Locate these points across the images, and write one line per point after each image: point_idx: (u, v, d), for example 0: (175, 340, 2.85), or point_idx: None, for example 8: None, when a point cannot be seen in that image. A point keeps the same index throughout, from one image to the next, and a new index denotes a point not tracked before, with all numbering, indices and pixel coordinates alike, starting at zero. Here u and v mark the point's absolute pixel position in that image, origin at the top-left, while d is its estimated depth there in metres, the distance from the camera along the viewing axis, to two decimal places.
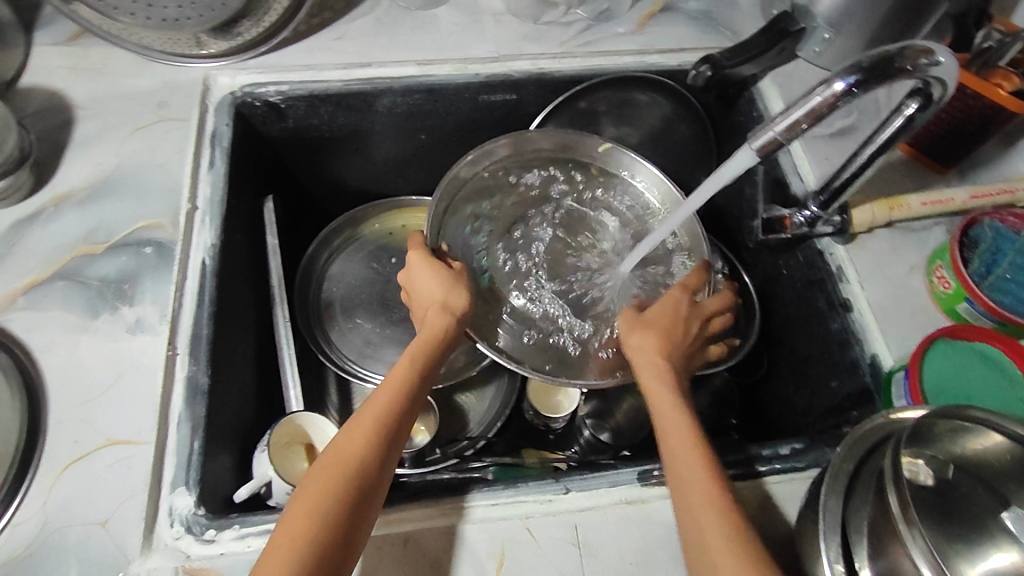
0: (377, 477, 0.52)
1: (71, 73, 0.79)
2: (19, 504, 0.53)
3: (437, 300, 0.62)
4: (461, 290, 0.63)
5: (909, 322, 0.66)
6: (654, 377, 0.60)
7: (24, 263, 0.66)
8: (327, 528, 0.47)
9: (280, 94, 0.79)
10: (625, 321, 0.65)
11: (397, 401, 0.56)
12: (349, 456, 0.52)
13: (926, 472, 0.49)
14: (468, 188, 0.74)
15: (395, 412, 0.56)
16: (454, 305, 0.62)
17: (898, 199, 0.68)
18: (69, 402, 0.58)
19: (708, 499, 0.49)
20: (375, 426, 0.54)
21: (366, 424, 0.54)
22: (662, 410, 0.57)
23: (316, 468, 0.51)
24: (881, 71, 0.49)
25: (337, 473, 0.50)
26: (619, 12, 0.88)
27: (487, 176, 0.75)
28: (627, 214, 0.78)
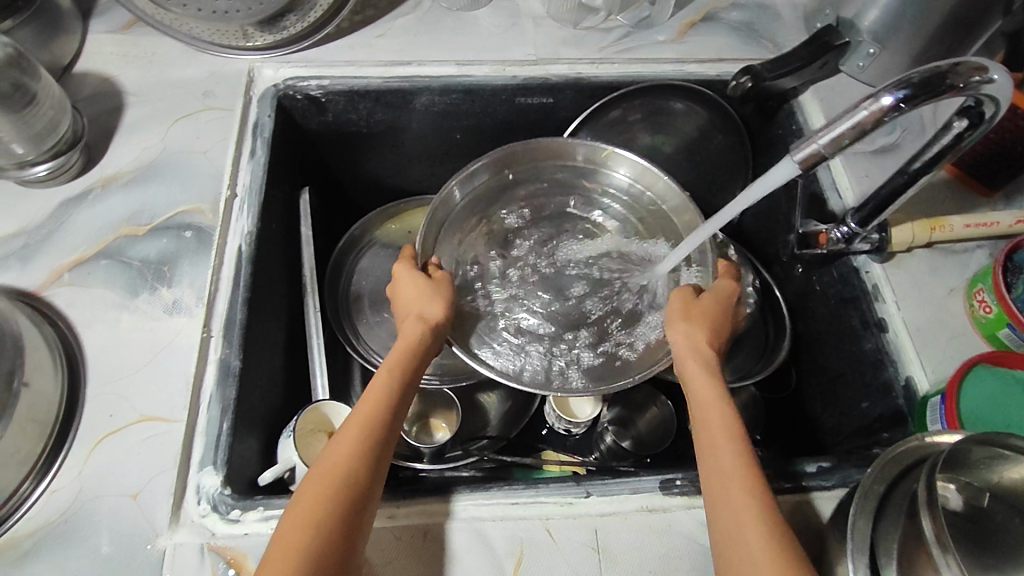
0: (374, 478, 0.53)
1: (124, 60, 0.82)
2: (56, 472, 0.55)
3: (415, 310, 0.64)
4: (436, 299, 0.65)
5: (946, 345, 0.64)
6: (696, 371, 0.59)
7: (71, 241, 0.68)
8: (327, 531, 0.48)
9: (321, 88, 0.81)
10: (682, 300, 0.65)
11: (387, 400, 0.57)
12: (344, 458, 0.52)
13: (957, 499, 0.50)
14: (458, 210, 0.77)
15: (388, 412, 0.57)
16: (431, 317, 0.64)
17: (941, 219, 0.67)
18: (107, 377, 0.60)
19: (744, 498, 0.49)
20: (366, 428, 0.54)
21: (356, 425, 0.55)
22: (703, 410, 0.56)
23: (312, 475, 0.52)
24: (932, 87, 0.48)
25: (334, 475, 0.51)
26: (659, 20, 0.88)
27: (478, 196, 0.78)
28: (624, 211, 0.79)
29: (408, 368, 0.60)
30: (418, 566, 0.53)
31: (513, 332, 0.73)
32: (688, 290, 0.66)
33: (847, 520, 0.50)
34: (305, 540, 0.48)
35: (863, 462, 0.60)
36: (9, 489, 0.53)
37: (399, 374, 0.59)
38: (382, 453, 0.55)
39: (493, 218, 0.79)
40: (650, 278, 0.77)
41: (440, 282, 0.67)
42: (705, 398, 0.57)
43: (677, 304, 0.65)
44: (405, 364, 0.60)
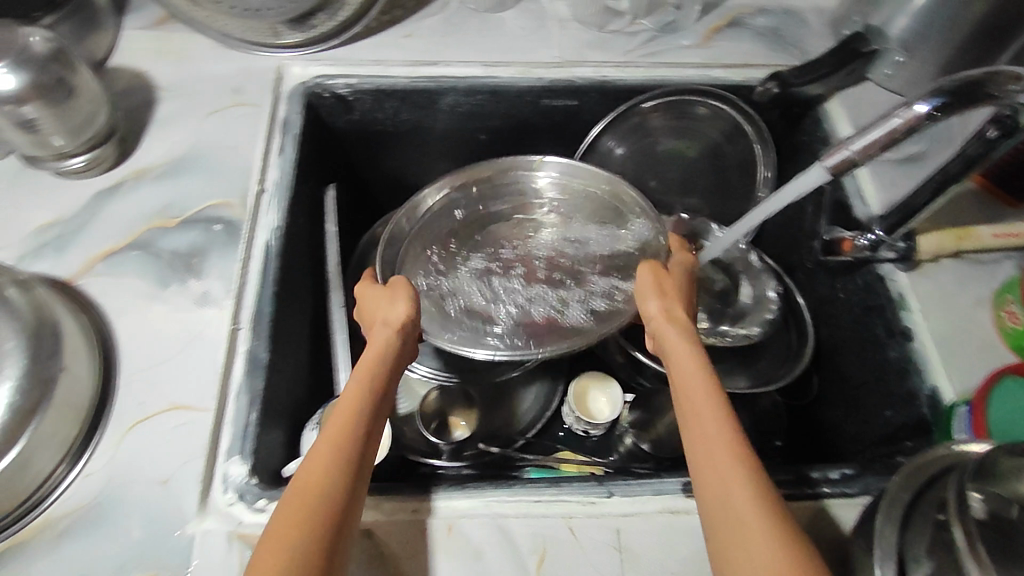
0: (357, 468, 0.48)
1: (157, 56, 0.83)
2: (90, 456, 0.56)
3: (383, 313, 0.62)
4: (400, 299, 0.63)
5: (973, 355, 0.64)
6: (689, 373, 0.54)
7: (105, 231, 0.70)
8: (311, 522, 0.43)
9: (348, 87, 0.82)
10: (654, 296, 0.62)
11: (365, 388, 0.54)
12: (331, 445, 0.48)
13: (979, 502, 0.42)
14: (415, 232, 0.80)
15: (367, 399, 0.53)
16: (396, 316, 0.61)
17: (968, 229, 0.67)
18: (138, 365, 0.61)
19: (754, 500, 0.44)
20: (353, 417, 0.51)
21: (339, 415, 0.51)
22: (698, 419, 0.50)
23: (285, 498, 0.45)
24: (967, 95, 0.47)
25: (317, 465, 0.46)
26: (685, 25, 0.88)
27: (434, 218, 0.82)
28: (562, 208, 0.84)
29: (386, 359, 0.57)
30: (441, 561, 0.53)
31: (477, 321, 0.74)
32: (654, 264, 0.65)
33: (873, 526, 0.50)
34: (284, 544, 0.42)
35: (888, 470, 0.60)
36: (45, 472, 0.54)
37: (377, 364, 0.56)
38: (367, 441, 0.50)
39: (451, 230, 0.82)
40: (614, 252, 0.80)
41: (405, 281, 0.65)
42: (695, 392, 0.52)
43: (649, 287, 0.63)
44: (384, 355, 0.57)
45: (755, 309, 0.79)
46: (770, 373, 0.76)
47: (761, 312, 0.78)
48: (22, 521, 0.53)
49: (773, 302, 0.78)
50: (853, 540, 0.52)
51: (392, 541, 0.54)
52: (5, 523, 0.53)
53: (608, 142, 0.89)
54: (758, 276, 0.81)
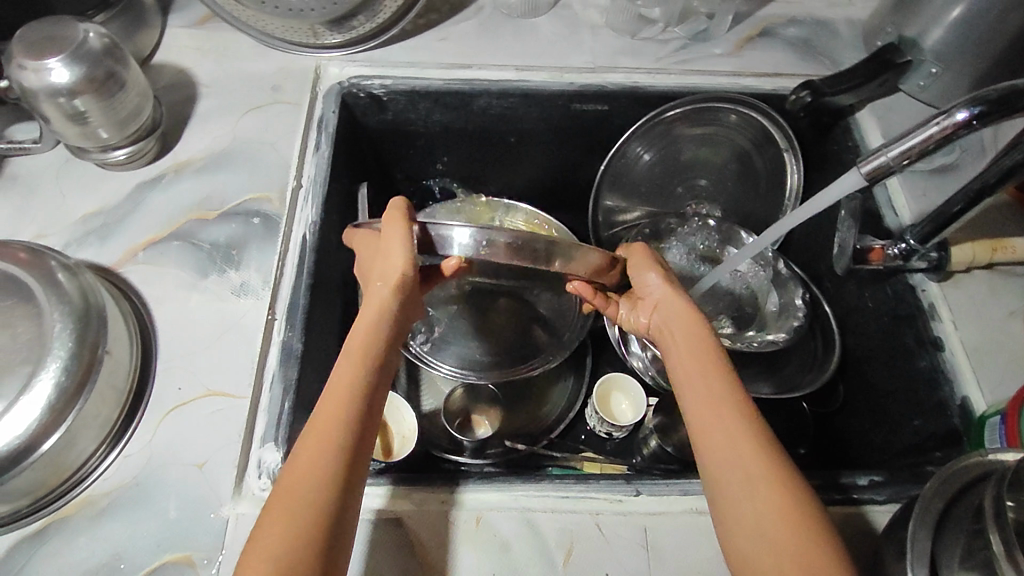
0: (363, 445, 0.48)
1: (199, 54, 0.86)
2: (129, 439, 0.58)
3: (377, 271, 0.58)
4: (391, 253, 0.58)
5: (1006, 368, 0.63)
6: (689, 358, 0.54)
7: (146, 221, 0.72)
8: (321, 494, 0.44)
9: (383, 87, 0.84)
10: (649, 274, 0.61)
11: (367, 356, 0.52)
12: (326, 430, 0.47)
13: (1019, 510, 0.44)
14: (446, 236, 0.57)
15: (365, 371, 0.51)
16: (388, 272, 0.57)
17: (1003, 240, 0.66)
18: (177, 351, 0.63)
19: (767, 508, 0.45)
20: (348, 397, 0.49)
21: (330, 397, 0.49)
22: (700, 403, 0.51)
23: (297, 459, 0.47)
24: (1008, 104, 0.48)
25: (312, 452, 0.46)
26: (716, 34, 0.89)
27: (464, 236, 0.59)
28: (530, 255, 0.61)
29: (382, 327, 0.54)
30: (469, 552, 0.54)
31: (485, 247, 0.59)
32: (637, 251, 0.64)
33: (906, 531, 0.49)
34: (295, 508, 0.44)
35: (919, 479, 0.60)
36: (87, 452, 0.55)
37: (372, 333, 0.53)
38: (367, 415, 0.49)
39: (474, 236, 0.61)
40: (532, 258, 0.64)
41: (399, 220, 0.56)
42: (703, 387, 0.51)
43: (645, 265, 0.62)
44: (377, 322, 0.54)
45: (783, 315, 0.78)
46: (794, 384, 0.75)
47: (785, 321, 0.77)
48: (65, 498, 0.55)
49: (799, 310, 0.77)
50: (883, 541, 0.53)
51: (421, 530, 0.54)
52: (48, 500, 0.54)
53: (636, 147, 0.90)
54: (784, 284, 0.80)
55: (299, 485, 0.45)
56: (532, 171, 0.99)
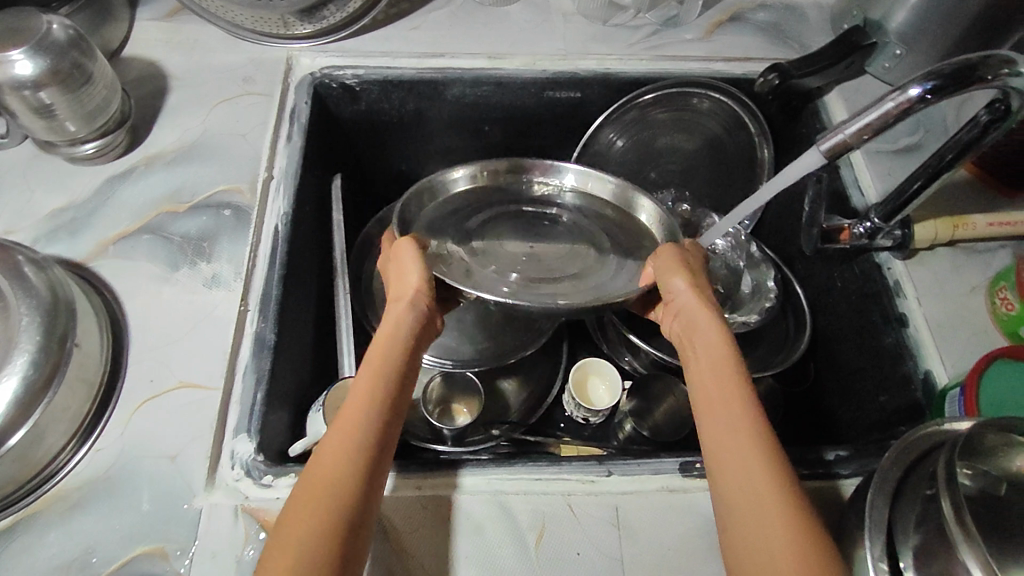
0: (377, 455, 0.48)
1: (169, 47, 0.85)
2: (100, 433, 0.58)
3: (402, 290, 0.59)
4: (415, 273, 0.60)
5: (967, 342, 0.65)
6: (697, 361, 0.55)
7: (115, 216, 0.71)
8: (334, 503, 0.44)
9: (356, 77, 0.84)
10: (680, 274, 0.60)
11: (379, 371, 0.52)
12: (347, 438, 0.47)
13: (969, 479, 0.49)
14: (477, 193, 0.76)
15: (384, 382, 0.51)
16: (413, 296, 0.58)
17: (964, 217, 0.68)
18: (148, 344, 0.63)
19: (762, 499, 0.44)
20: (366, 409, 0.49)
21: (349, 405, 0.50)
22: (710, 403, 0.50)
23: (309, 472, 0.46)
24: (961, 79, 0.48)
25: (327, 457, 0.46)
26: (687, 20, 0.90)
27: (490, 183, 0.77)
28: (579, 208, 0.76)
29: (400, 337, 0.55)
30: (443, 535, 0.55)
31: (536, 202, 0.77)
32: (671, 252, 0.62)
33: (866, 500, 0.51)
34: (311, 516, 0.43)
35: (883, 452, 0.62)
36: (56, 446, 0.55)
37: (390, 344, 0.54)
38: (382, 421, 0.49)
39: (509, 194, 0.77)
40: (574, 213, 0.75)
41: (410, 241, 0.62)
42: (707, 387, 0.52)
43: (671, 264, 0.60)
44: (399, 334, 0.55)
45: (755, 297, 0.79)
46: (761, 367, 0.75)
47: (756, 303, 0.78)
48: (35, 493, 0.55)
49: (771, 291, 0.78)
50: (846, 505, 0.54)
51: (394, 515, 0.55)
52: (18, 496, 0.54)
53: (609, 134, 0.91)
54: (757, 266, 0.82)
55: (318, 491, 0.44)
56: None
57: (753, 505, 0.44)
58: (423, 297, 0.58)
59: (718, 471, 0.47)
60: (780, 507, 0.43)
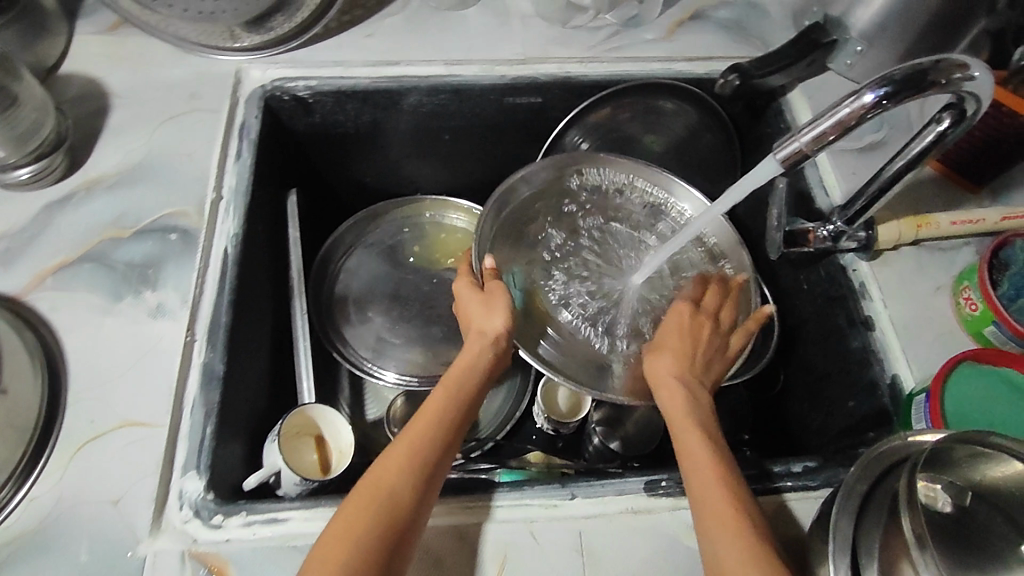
0: (432, 486, 0.52)
1: (109, 61, 0.80)
2: (36, 478, 0.56)
3: (476, 325, 0.63)
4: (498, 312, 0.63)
5: (932, 345, 0.64)
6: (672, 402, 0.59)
7: (54, 244, 0.68)
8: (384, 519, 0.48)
9: (308, 89, 0.80)
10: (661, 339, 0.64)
11: (445, 410, 0.57)
12: (407, 461, 0.52)
13: (943, 498, 0.48)
14: (548, 181, 0.77)
15: (451, 421, 0.57)
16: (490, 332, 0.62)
17: (927, 216, 0.66)
18: (87, 383, 0.60)
19: (726, 509, 0.50)
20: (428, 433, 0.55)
21: (415, 434, 0.54)
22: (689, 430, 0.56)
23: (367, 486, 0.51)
24: (915, 84, 0.46)
25: (390, 479, 0.51)
26: (648, 19, 0.88)
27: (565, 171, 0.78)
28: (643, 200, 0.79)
29: (470, 379, 0.60)
30: None
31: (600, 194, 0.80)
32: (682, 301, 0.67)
33: (830, 520, 0.49)
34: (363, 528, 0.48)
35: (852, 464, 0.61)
36: None
37: (461, 387, 0.60)
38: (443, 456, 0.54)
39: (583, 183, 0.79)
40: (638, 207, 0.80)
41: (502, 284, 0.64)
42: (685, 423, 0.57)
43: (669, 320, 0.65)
44: (469, 378, 0.60)
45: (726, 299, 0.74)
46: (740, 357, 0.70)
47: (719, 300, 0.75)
48: None
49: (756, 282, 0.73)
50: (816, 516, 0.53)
51: None
52: None
53: (575, 135, 0.87)
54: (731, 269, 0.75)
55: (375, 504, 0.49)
56: (471, 168, 0.97)
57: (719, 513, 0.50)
58: (503, 337, 0.62)
59: (689, 483, 0.53)
60: (740, 521, 0.49)
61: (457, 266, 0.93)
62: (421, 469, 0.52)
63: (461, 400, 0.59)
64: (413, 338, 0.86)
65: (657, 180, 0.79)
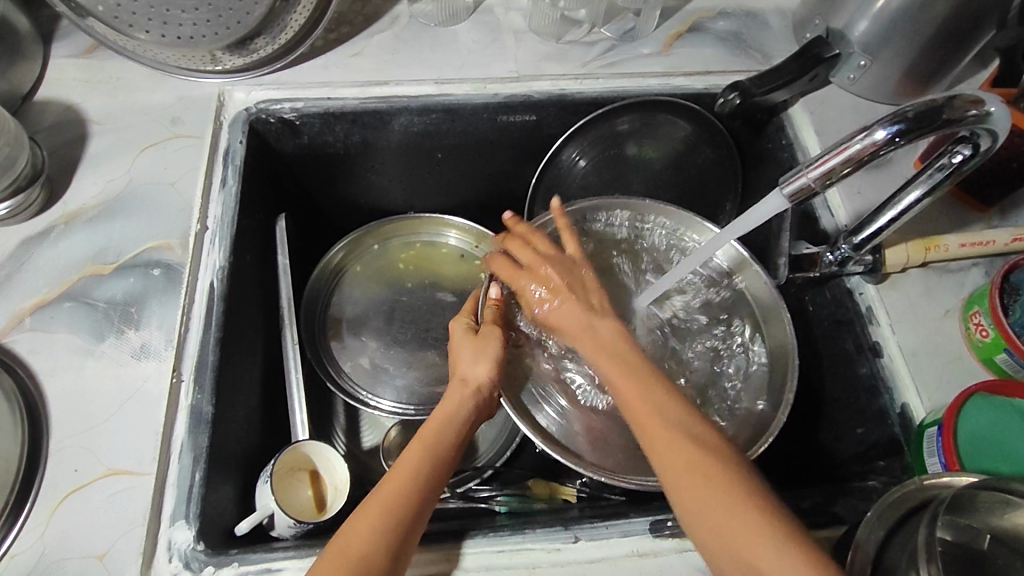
0: (412, 537, 0.51)
1: (86, 86, 0.76)
2: (18, 533, 0.54)
3: (459, 371, 0.62)
4: (483, 360, 0.62)
5: (941, 371, 0.63)
6: (609, 364, 0.58)
7: (32, 282, 0.65)
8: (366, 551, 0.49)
9: (295, 111, 0.78)
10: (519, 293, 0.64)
11: (427, 458, 0.56)
12: (392, 497, 0.52)
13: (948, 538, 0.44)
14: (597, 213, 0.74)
15: (440, 458, 0.57)
16: (474, 378, 0.62)
17: (935, 238, 0.65)
18: (69, 430, 0.58)
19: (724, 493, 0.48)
20: (413, 467, 0.55)
21: (395, 485, 0.53)
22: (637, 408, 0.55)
23: (354, 520, 0.51)
24: (928, 122, 0.45)
25: (366, 532, 0.50)
26: (644, 32, 0.85)
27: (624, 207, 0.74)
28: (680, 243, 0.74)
29: (452, 428, 0.60)
30: None
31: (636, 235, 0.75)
32: (501, 258, 0.65)
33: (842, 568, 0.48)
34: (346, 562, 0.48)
35: (861, 496, 0.59)
36: None
37: (445, 428, 0.59)
38: (423, 504, 0.53)
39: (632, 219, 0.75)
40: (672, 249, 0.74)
41: (496, 326, 0.64)
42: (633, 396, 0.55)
43: (506, 270, 0.64)
44: (449, 428, 0.59)
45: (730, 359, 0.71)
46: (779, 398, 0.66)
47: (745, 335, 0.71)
48: None
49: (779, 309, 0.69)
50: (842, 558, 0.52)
51: None
52: None
53: (571, 153, 0.84)
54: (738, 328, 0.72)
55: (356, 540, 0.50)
56: (464, 185, 0.95)
57: (711, 517, 0.47)
58: (488, 383, 0.62)
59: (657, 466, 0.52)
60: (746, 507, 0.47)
61: (453, 287, 0.91)
62: (402, 518, 0.51)
63: (442, 445, 0.58)
64: (409, 363, 0.84)
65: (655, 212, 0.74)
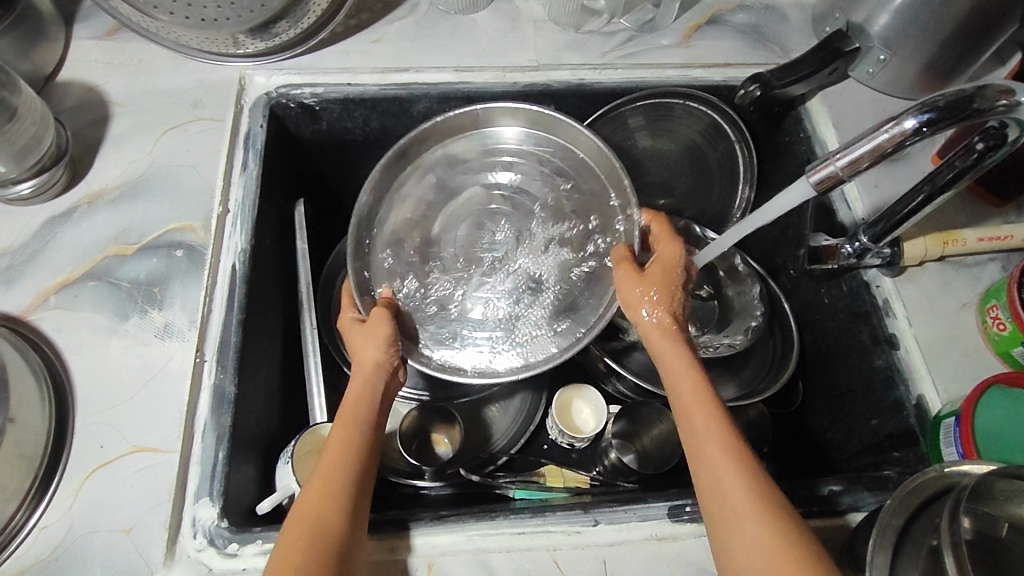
0: (360, 516, 0.52)
1: (108, 68, 0.77)
2: (48, 504, 0.55)
3: (361, 353, 0.62)
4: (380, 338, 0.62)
5: (957, 365, 0.63)
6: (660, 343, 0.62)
7: (56, 260, 0.66)
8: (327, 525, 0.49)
9: (315, 96, 0.78)
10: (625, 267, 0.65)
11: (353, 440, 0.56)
12: (331, 481, 0.52)
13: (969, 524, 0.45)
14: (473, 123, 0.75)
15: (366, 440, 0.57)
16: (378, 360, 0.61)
17: (954, 233, 0.65)
18: (94, 407, 0.59)
19: (749, 497, 0.49)
20: (343, 450, 0.55)
21: (326, 476, 0.52)
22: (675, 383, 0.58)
23: (301, 505, 0.51)
24: (959, 111, 0.45)
25: (314, 518, 0.50)
26: (664, 23, 0.85)
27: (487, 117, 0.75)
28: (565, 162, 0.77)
29: (364, 409, 0.59)
30: None
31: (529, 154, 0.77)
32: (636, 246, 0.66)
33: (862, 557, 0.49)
34: (307, 537, 0.48)
35: (877, 486, 0.60)
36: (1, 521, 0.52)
37: (362, 411, 0.58)
38: (363, 484, 0.54)
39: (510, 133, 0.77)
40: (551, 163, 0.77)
41: (383, 311, 0.65)
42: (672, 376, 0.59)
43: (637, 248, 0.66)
44: (365, 410, 0.58)
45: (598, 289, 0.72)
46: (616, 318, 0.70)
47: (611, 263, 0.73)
48: None
49: (757, 310, 0.75)
50: (859, 545, 0.53)
51: None
52: None
53: None
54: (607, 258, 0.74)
55: (310, 519, 0.50)
56: None
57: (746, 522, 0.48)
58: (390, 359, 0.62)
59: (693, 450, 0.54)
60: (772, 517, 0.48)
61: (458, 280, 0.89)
62: (343, 496, 0.52)
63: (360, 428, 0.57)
64: None
65: (522, 125, 0.76)
